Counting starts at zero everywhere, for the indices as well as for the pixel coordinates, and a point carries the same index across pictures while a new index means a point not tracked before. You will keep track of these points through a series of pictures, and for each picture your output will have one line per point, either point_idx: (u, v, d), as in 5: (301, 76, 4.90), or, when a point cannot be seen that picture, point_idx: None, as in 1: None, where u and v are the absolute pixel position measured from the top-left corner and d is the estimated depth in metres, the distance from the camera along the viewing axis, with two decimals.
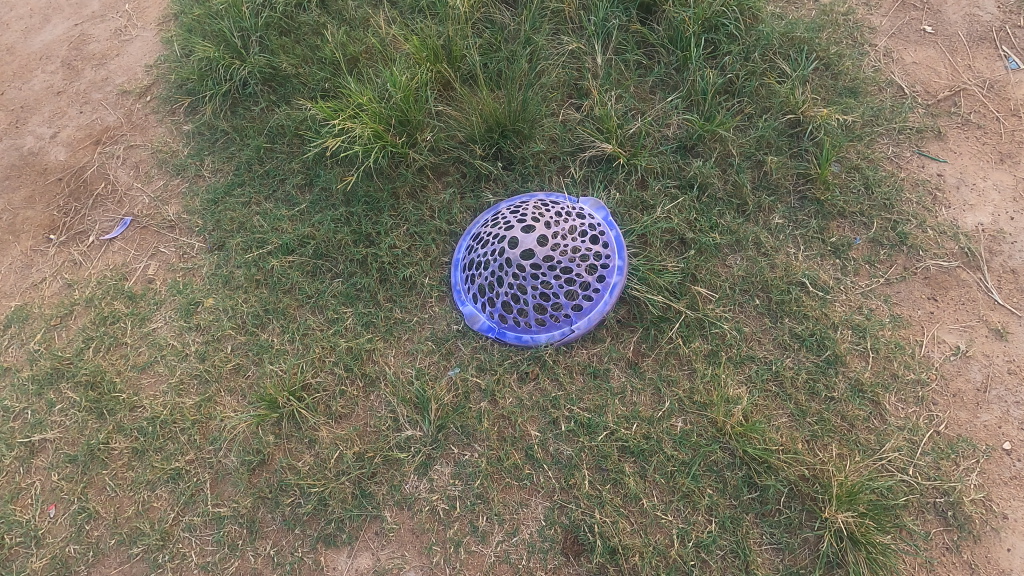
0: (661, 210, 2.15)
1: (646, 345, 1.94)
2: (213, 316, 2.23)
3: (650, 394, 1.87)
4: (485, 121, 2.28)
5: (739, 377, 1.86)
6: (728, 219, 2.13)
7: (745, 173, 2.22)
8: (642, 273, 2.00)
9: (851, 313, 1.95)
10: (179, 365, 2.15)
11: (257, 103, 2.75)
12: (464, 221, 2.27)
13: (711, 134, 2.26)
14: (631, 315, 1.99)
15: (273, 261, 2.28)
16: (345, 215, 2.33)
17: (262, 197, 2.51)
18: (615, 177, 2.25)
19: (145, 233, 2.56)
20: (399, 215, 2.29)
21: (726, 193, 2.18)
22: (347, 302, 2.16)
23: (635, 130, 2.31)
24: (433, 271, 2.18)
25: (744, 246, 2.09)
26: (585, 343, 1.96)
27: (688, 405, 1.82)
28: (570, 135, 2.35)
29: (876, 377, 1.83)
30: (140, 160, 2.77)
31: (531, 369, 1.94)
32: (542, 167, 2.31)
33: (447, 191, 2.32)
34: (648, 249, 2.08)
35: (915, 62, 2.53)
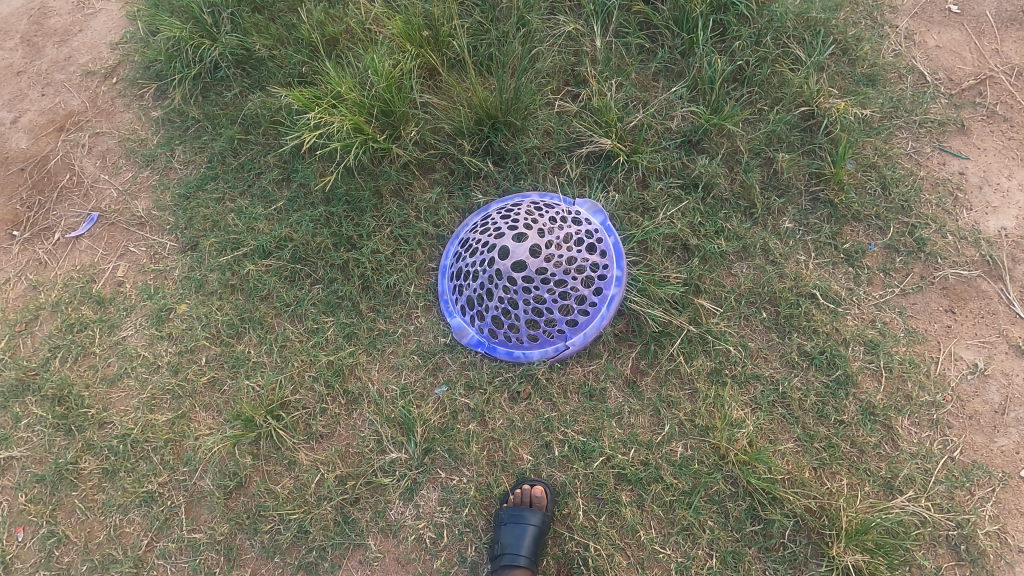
0: (664, 213, 1.99)
1: (645, 362, 1.82)
2: (186, 324, 2.12)
3: (648, 416, 1.76)
4: (475, 112, 2.10)
5: (743, 398, 1.76)
6: (734, 223, 1.98)
7: (754, 172, 2.06)
8: (642, 285, 1.87)
9: (864, 328, 1.84)
10: (150, 378, 2.04)
11: (229, 88, 2.55)
12: (452, 223, 2.11)
13: (718, 128, 2.08)
14: (630, 328, 1.87)
15: (249, 266, 2.14)
16: (324, 215, 2.16)
17: (237, 192, 2.35)
18: (615, 175, 2.08)
19: (114, 230, 2.42)
20: (382, 216, 2.13)
21: (733, 194, 2.03)
22: (328, 311, 2.04)
23: (637, 122, 2.13)
24: (418, 278, 2.04)
25: (751, 253, 1.94)
26: (581, 361, 1.84)
27: (689, 428, 1.72)
28: (566, 128, 2.16)
29: (888, 398, 1.73)
30: (106, 149, 2.60)
31: (523, 388, 1.82)
32: (536, 164, 2.14)
33: (434, 190, 2.15)
34: (649, 257, 1.94)
35: (938, 46, 2.35)
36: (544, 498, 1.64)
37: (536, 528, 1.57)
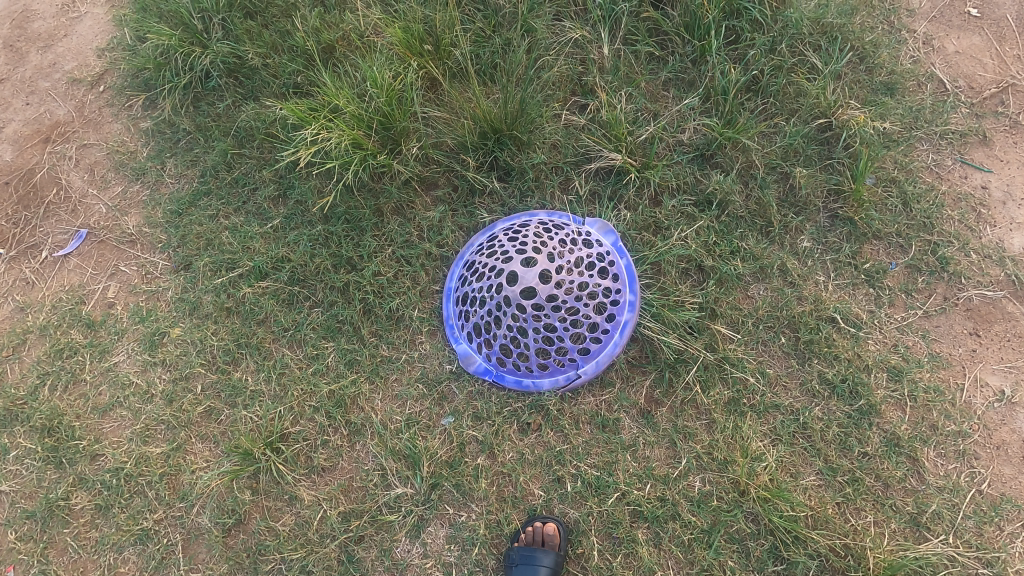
0: (678, 232, 1.92)
1: (660, 391, 1.75)
2: (181, 349, 2.04)
3: (664, 448, 1.69)
4: (479, 125, 2.01)
5: (763, 428, 1.69)
6: (750, 242, 1.91)
7: (771, 187, 1.97)
8: (656, 310, 1.79)
9: (886, 353, 1.77)
10: (144, 408, 1.96)
11: (221, 98, 2.44)
12: (457, 243, 2.03)
13: (733, 142, 2.00)
14: (643, 355, 1.79)
15: (245, 289, 2.06)
16: (323, 235, 2.07)
17: (231, 209, 2.26)
18: (625, 192, 2.00)
19: (104, 248, 2.32)
20: (383, 235, 2.04)
21: (749, 212, 1.94)
22: (328, 336, 1.96)
23: (648, 135, 2.04)
24: (421, 302, 1.96)
25: (769, 275, 1.87)
26: (593, 390, 1.77)
27: (707, 462, 1.65)
28: (574, 141, 2.07)
29: (913, 429, 1.67)
30: (94, 162, 2.49)
31: (533, 419, 1.75)
32: (543, 180, 2.05)
33: (437, 208, 2.06)
34: (663, 279, 1.86)
35: (958, 51, 2.26)
36: (557, 536, 1.59)
37: (548, 569, 1.51)
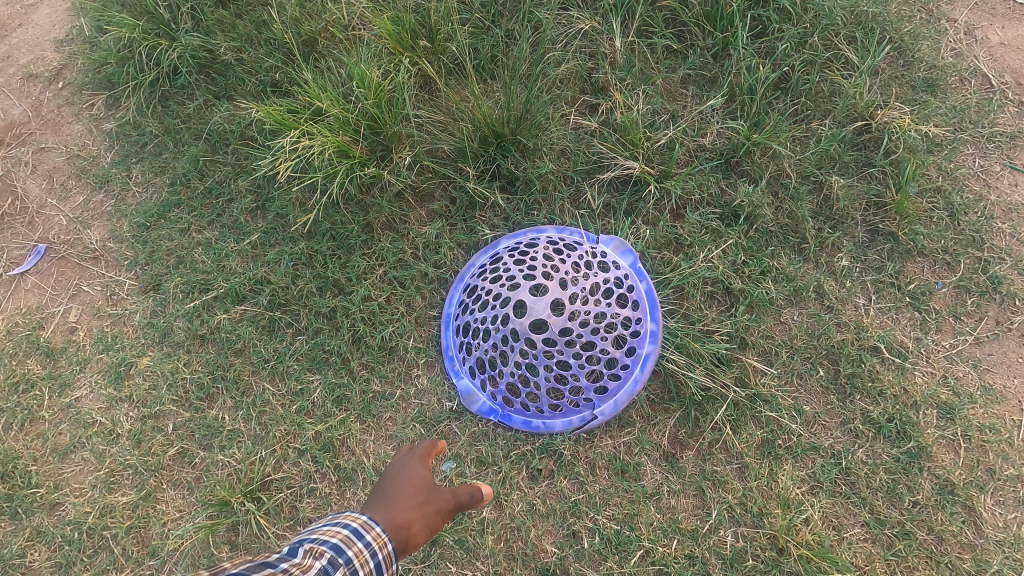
0: (702, 251, 1.72)
1: (686, 432, 1.57)
2: (150, 383, 1.83)
3: (691, 497, 1.53)
4: (479, 129, 1.80)
5: (801, 474, 1.52)
6: (783, 261, 1.71)
7: (804, 199, 1.77)
8: (681, 340, 1.61)
9: (935, 387, 1.59)
10: (108, 451, 1.77)
11: (192, 96, 2.20)
12: (455, 262, 1.83)
13: (762, 148, 1.79)
14: (666, 391, 1.61)
15: (219, 315, 1.85)
16: (306, 253, 1.86)
17: (204, 222, 2.04)
18: (642, 204, 1.80)
19: (64, 265, 2.10)
20: (373, 254, 1.84)
21: (780, 227, 1.75)
22: (314, 368, 1.77)
23: (667, 140, 1.83)
24: (417, 330, 1.76)
25: (804, 298, 1.68)
26: (610, 431, 1.59)
27: (740, 514, 1.49)
28: (585, 147, 1.86)
29: (968, 474, 1.50)
30: (52, 167, 2.24)
31: (545, 465, 1.57)
32: (551, 192, 1.84)
33: (433, 223, 1.85)
34: (687, 304, 1.67)
35: (1003, 43, 2.02)
36: None
37: None
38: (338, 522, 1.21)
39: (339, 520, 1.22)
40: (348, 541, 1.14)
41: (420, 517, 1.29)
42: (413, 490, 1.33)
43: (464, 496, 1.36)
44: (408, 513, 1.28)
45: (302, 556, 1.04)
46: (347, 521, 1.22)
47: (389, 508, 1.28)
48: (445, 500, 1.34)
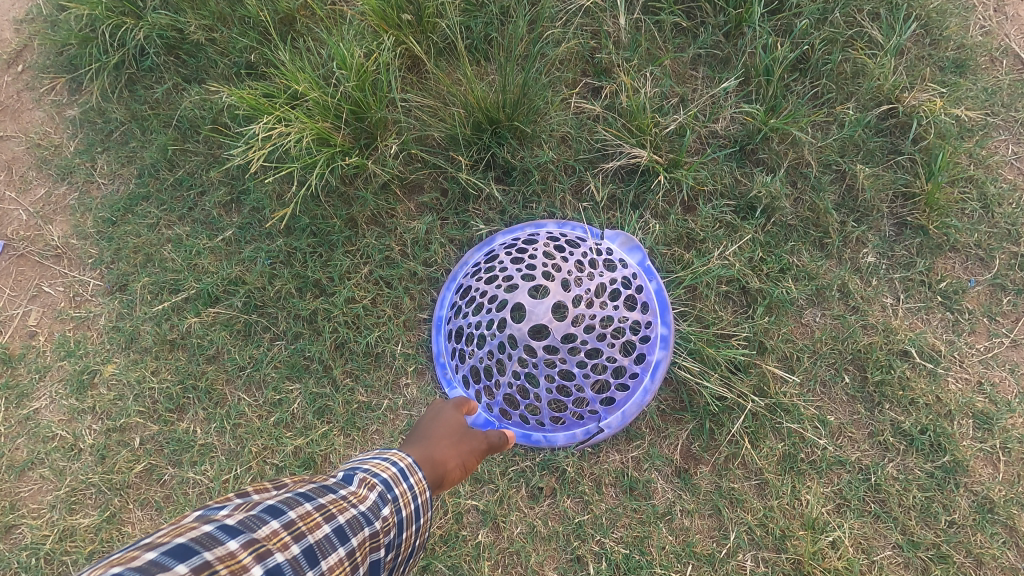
0: (716, 247, 1.58)
1: (700, 446, 1.45)
2: (115, 393, 1.68)
3: (706, 517, 1.41)
4: (472, 115, 1.64)
5: (826, 490, 1.40)
6: (803, 257, 1.58)
7: (827, 189, 1.63)
8: (695, 346, 1.47)
9: (972, 395, 1.46)
10: (69, 467, 1.63)
11: (160, 80, 2.02)
12: (447, 259, 1.68)
13: (781, 134, 1.64)
14: (678, 401, 1.48)
15: (190, 318, 1.70)
16: (284, 251, 1.71)
17: (175, 216, 1.88)
18: (650, 196, 1.65)
19: (23, 263, 1.93)
20: (357, 251, 1.68)
21: (800, 220, 1.61)
22: (293, 377, 1.63)
23: (677, 126, 1.67)
24: (406, 335, 1.62)
25: (827, 298, 1.54)
26: (617, 445, 1.46)
27: (761, 537, 1.37)
28: (587, 133, 1.71)
29: (1008, 490, 1.38)
30: (11, 158, 2.04)
31: (546, 483, 1.45)
32: (551, 183, 1.69)
33: (423, 217, 1.70)
34: (700, 305, 1.53)
35: None
36: None
37: None
38: (386, 458, 1.19)
39: (387, 455, 1.19)
40: (395, 478, 1.13)
41: (456, 455, 1.29)
42: (451, 429, 1.33)
43: (494, 438, 1.38)
44: (445, 450, 1.28)
45: (359, 486, 1.06)
46: (392, 459, 1.19)
47: (427, 445, 1.29)
48: (479, 440, 1.35)
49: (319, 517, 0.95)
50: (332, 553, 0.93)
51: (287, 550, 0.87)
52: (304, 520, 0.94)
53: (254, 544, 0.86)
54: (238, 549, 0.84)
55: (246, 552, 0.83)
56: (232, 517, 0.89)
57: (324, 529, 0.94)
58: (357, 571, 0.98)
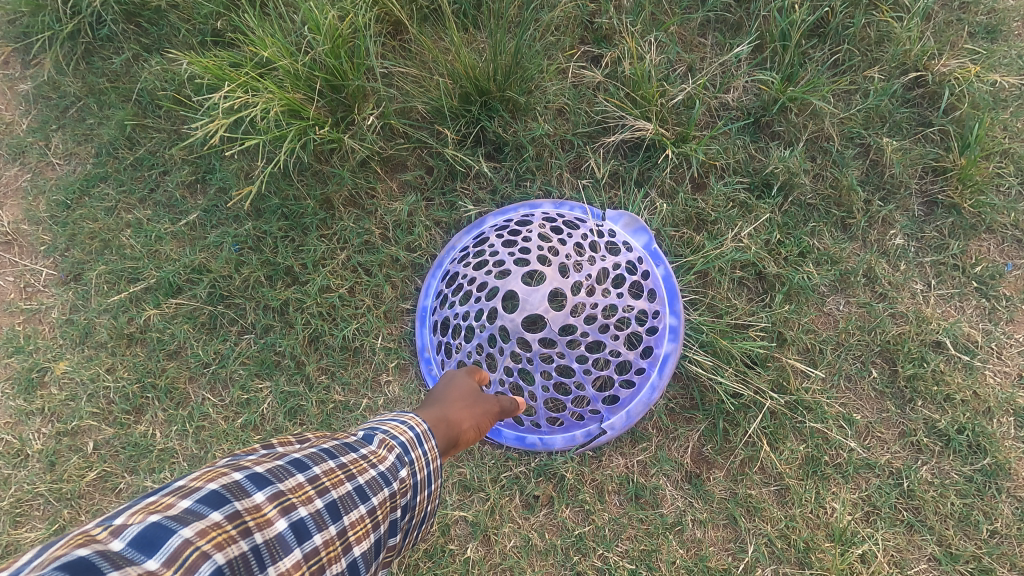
0: (729, 229, 1.43)
1: (713, 448, 1.31)
2: (67, 393, 1.52)
3: (721, 528, 1.29)
4: (459, 84, 1.47)
5: (854, 497, 1.27)
6: (825, 239, 1.43)
7: (851, 165, 1.48)
8: (707, 338, 1.33)
9: (1013, 390, 1.32)
10: (16, 475, 1.48)
11: (119, 51, 1.81)
12: (433, 244, 1.53)
13: (800, 105, 1.49)
14: (689, 399, 1.34)
15: (149, 311, 1.54)
16: (252, 235, 1.55)
17: (135, 199, 1.71)
18: (656, 173, 1.50)
19: None
20: (332, 236, 1.53)
21: (821, 198, 1.46)
22: (263, 374, 1.47)
23: (685, 96, 1.51)
24: (386, 328, 1.47)
25: (852, 284, 1.40)
26: (622, 448, 1.33)
27: (783, 549, 1.25)
28: (586, 105, 1.55)
29: None
30: None
31: (542, 491, 1.31)
32: (547, 159, 1.54)
33: (405, 197, 1.54)
34: (712, 293, 1.39)
35: None
36: None
37: None
38: (399, 422, 1.04)
39: (403, 419, 1.05)
40: (413, 442, 1.00)
41: (470, 417, 1.14)
42: (466, 388, 1.17)
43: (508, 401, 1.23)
44: (459, 410, 1.13)
45: (381, 444, 0.95)
46: (409, 424, 1.04)
47: (439, 405, 1.13)
48: (493, 403, 1.19)
49: (343, 474, 0.86)
50: (355, 512, 0.84)
51: (311, 505, 0.79)
52: (327, 477, 0.85)
53: (278, 498, 0.78)
54: (263, 502, 0.76)
55: (270, 506, 0.76)
56: (257, 465, 0.81)
57: (349, 486, 0.86)
58: (379, 531, 0.88)
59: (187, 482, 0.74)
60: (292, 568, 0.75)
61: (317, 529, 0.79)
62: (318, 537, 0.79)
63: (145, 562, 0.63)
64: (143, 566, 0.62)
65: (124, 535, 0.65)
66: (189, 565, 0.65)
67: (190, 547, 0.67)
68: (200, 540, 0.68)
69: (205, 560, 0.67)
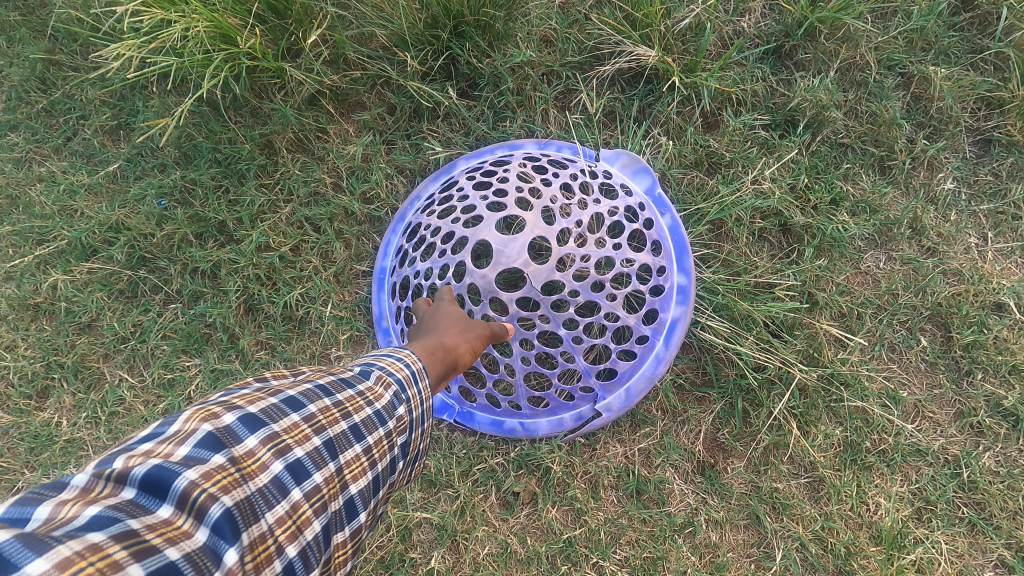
0: (748, 171, 1.20)
1: (730, 433, 1.09)
2: None
3: (740, 529, 1.07)
4: (425, 7, 1.20)
5: (901, 491, 1.05)
6: (863, 184, 1.20)
7: (893, 97, 1.23)
8: (724, 301, 1.10)
9: None
10: None
11: None
12: (396, 195, 1.29)
13: (834, 25, 1.22)
14: (702, 374, 1.12)
15: (55, 278, 1.29)
16: (179, 186, 1.29)
17: (47, 150, 1.41)
18: (659, 108, 1.25)
19: None
20: (274, 185, 1.28)
21: (857, 135, 1.22)
22: (191, 350, 1.24)
23: (695, 17, 1.25)
24: (338, 293, 1.24)
25: (896, 236, 1.17)
26: (620, 434, 1.10)
27: (815, 555, 1.03)
28: (577, 30, 1.28)
29: None
30: None
31: (524, 486, 1.08)
32: (530, 93, 1.29)
33: (361, 139, 1.29)
34: (728, 248, 1.16)
35: None
36: None
37: None
38: (396, 358, 0.82)
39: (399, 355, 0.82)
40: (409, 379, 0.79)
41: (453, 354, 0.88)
42: (452, 315, 0.94)
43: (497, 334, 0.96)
44: (445, 341, 0.89)
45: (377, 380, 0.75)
46: (404, 360, 0.81)
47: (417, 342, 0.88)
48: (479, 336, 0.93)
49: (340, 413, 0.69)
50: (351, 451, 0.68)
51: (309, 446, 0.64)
52: (322, 415, 0.68)
53: (272, 440, 0.63)
54: (255, 446, 0.61)
55: (265, 450, 0.61)
56: (245, 404, 0.64)
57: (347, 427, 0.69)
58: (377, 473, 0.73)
59: (177, 427, 0.58)
60: (293, 512, 0.60)
61: (316, 469, 0.64)
62: (318, 476, 0.64)
63: (156, 512, 0.51)
64: (157, 517, 0.51)
65: (130, 483, 0.52)
66: (195, 513, 0.53)
67: (192, 494, 0.53)
68: (205, 485, 0.54)
69: (209, 508, 0.54)
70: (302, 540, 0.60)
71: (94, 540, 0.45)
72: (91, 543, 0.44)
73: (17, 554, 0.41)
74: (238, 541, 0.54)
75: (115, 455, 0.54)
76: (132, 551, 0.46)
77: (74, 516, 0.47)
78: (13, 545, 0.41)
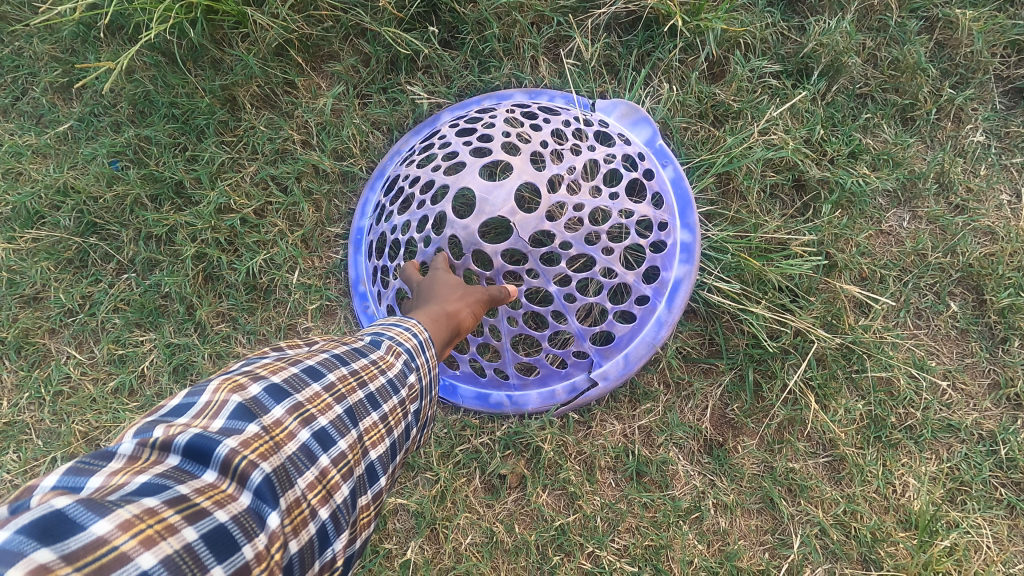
0: (758, 122, 1.09)
1: (740, 409, 0.99)
2: None
3: (751, 513, 0.96)
4: None
5: (930, 470, 0.95)
6: (885, 135, 1.09)
7: (920, 40, 1.11)
8: (735, 261, 0.99)
9: None
10: None
11: None
12: (371, 153, 1.18)
13: None
14: (711, 344, 1.01)
15: None
16: (131, 145, 1.18)
17: None
18: (660, 55, 1.13)
19: None
20: (237, 143, 1.17)
21: (879, 82, 1.10)
22: (145, 323, 1.13)
23: None
24: (308, 260, 1.13)
25: (922, 192, 1.06)
26: (619, 410, 1.00)
27: (834, 541, 0.93)
28: None
29: None
30: None
31: (511, 470, 0.97)
32: (518, 40, 1.17)
33: (331, 93, 1.17)
34: (738, 206, 1.05)
35: None
36: None
37: None
38: (404, 328, 0.71)
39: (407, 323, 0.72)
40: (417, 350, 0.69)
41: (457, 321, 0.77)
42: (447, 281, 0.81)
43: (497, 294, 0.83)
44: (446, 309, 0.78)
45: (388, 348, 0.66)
46: (412, 330, 0.71)
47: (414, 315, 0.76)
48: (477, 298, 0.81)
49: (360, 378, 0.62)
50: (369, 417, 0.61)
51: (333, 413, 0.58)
52: (341, 384, 0.61)
53: (298, 409, 0.56)
54: (283, 415, 0.54)
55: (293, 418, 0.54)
56: (269, 373, 0.57)
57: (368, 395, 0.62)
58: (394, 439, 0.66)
59: (206, 397, 0.52)
60: (323, 478, 0.55)
61: (341, 436, 0.58)
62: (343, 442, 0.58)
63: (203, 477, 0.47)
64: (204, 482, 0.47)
65: (174, 450, 0.47)
66: (238, 479, 0.48)
67: (234, 460, 0.48)
68: (246, 451, 0.49)
69: (251, 474, 0.49)
70: (333, 504, 0.55)
71: (151, 504, 0.42)
72: (148, 507, 0.42)
73: (81, 515, 0.39)
74: (280, 503, 0.50)
75: (152, 423, 0.49)
76: (187, 515, 0.43)
77: (124, 483, 0.44)
78: (75, 508, 0.39)
